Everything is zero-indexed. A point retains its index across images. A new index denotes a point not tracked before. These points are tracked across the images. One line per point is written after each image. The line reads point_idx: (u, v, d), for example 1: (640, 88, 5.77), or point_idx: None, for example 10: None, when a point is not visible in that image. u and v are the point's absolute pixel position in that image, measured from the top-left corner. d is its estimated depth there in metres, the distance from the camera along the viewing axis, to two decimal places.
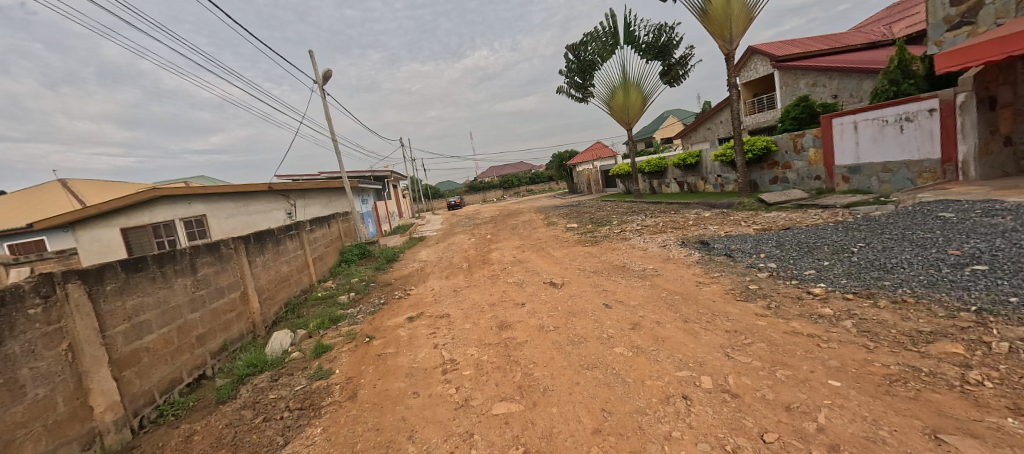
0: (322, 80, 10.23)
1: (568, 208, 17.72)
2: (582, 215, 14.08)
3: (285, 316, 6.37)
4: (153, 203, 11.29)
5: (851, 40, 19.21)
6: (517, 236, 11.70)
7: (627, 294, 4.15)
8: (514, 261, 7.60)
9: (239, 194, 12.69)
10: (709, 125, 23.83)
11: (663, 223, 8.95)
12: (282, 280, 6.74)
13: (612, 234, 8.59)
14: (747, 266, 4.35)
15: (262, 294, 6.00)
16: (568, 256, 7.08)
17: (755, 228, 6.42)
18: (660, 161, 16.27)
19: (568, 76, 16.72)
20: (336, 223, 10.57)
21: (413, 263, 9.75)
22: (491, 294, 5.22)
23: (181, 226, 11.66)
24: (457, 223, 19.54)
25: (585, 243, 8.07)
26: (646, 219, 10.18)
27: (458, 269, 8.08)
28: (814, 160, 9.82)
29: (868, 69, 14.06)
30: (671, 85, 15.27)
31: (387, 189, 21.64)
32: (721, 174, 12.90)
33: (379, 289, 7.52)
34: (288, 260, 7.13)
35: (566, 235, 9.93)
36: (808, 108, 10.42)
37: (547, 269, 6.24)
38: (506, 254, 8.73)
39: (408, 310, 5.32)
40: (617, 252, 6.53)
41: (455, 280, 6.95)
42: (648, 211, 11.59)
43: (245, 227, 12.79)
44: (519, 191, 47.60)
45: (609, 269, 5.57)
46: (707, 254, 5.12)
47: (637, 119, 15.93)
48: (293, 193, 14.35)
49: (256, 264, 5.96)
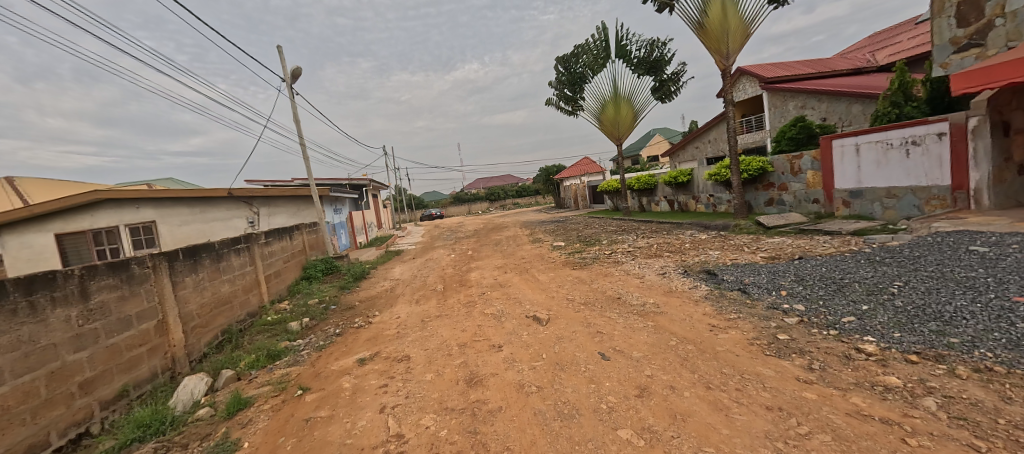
0: (292, 78, 9.38)
1: (555, 224, 17.07)
2: (570, 232, 13.39)
3: (219, 347, 5.33)
4: (95, 206, 10.14)
5: (837, 65, 19.45)
6: (500, 253, 10.93)
7: (627, 340, 3.37)
8: (494, 285, 6.78)
9: (196, 199, 11.51)
10: (697, 144, 23.88)
11: (657, 244, 8.32)
12: (222, 303, 5.73)
13: (602, 256, 7.88)
14: (768, 307, 3.64)
15: (189, 322, 4.95)
16: (555, 282, 6.30)
17: (762, 256, 5.77)
18: (650, 179, 15.84)
19: (557, 88, 16.30)
20: (301, 234, 9.57)
21: (384, 281, 8.80)
22: (463, 330, 4.37)
23: (126, 232, 10.48)
24: (439, 236, 18.65)
25: (574, 266, 7.33)
26: (638, 239, 9.55)
27: (431, 292, 7.20)
28: (812, 182, 9.41)
29: (857, 93, 14.05)
30: (662, 101, 14.95)
31: (366, 198, 20.67)
32: (713, 193, 12.47)
33: (338, 314, 6.55)
34: (232, 279, 6.12)
35: (553, 255, 9.18)
36: (805, 129, 10.06)
37: (530, 297, 5.43)
38: (486, 275, 7.91)
39: (362, 346, 4.41)
40: (609, 279, 5.79)
41: (426, 307, 6.07)
42: (639, 231, 11.00)
43: (201, 235, 11.55)
44: (505, 204, 47.05)
45: (602, 300, 4.80)
46: (717, 288, 4.41)
47: (627, 134, 15.52)
48: (259, 200, 13.17)
49: (184, 286, 4.95)
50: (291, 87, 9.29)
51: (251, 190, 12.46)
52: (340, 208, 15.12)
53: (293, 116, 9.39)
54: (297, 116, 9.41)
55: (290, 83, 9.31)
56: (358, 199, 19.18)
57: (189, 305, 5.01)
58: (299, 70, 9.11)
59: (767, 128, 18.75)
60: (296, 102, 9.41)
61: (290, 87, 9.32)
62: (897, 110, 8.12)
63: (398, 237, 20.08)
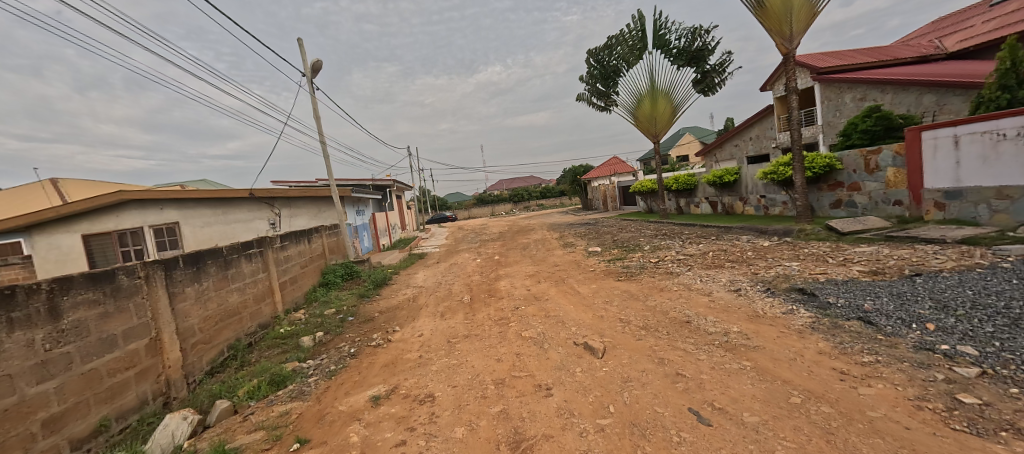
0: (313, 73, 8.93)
1: (585, 227, 16.13)
2: (603, 235, 12.44)
3: (223, 365, 4.78)
4: (120, 207, 10.04)
5: (899, 53, 17.58)
6: (529, 258, 10.15)
7: (723, 390, 2.49)
8: (528, 298, 5.97)
9: (218, 201, 11.31)
10: (736, 142, 22.32)
11: (712, 252, 7.33)
12: (228, 314, 5.19)
13: (649, 265, 6.93)
14: (916, 348, 2.64)
15: (189, 338, 4.39)
16: (600, 296, 5.41)
17: (860, 270, 4.71)
18: (690, 178, 14.67)
19: (589, 82, 15.39)
20: (321, 237, 9.11)
21: (406, 289, 8.15)
22: (499, 360, 3.59)
23: (150, 234, 10.36)
24: (463, 239, 18.04)
25: (619, 277, 6.40)
26: (686, 245, 8.51)
27: (457, 303, 6.48)
28: (894, 181, 8.13)
29: (930, 80, 12.46)
30: (704, 94, 13.80)
31: (390, 200, 20.38)
32: (765, 194, 11.32)
33: (355, 328, 5.91)
34: (242, 288, 5.59)
35: (591, 262, 8.28)
36: (883, 120, 8.76)
37: (576, 319, 4.58)
38: (517, 284, 7.15)
39: (378, 376, 3.71)
40: (668, 295, 4.87)
41: (451, 323, 5.35)
42: (683, 236, 9.96)
43: (223, 237, 11.36)
44: (528, 205, 46.23)
45: (669, 326, 3.89)
46: (823, 314, 3.41)
47: (664, 130, 14.43)
48: (280, 201, 12.89)
49: (184, 297, 4.39)
50: (311, 82, 8.85)
51: (274, 190, 12.20)
52: (363, 210, 14.73)
53: (313, 113, 8.93)
54: (317, 113, 8.96)
55: (310, 78, 8.87)
56: (382, 201, 18.85)
57: (191, 319, 4.45)
58: (319, 64, 8.65)
59: (820, 122, 17.27)
60: (317, 98, 8.95)
61: (310, 81, 8.87)
62: (1008, 95, 6.65)
63: (422, 239, 19.64)
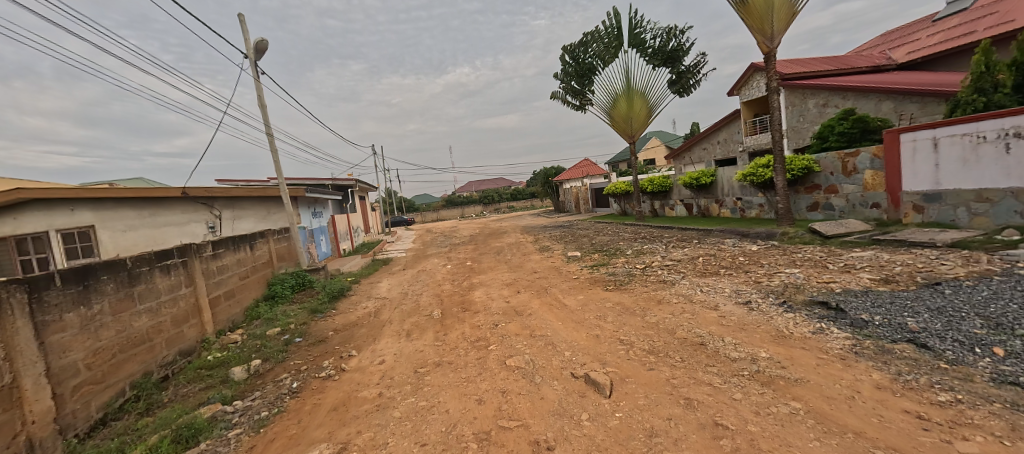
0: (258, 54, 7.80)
1: (561, 229, 15.63)
2: (581, 239, 11.91)
3: (122, 410, 3.69)
4: (20, 206, 8.21)
5: (854, 63, 18.46)
6: (505, 264, 9.41)
7: (785, 451, 1.88)
8: (508, 313, 5.24)
9: (145, 201, 9.82)
10: (705, 145, 22.69)
11: (701, 257, 6.94)
12: (134, 343, 4.07)
13: (637, 272, 6.40)
14: (997, 382, 2.17)
15: (69, 380, 3.27)
16: (591, 309, 4.79)
17: (870, 278, 4.35)
18: (665, 180, 14.49)
19: (563, 80, 14.90)
20: (267, 242, 7.94)
21: (367, 302, 7.20)
22: (480, 401, 2.86)
23: (58, 240, 8.65)
24: (433, 242, 17.03)
25: (606, 285, 5.82)
26: (671, 250, 8.11)
27: (426, 319, 5.65)
28: (871, 184, 8.14)
29: (889, 88, 12.94)
30: (680, 95, 13.68)
31: (352, 201, 18.99)
32: (742, 196, 11.28)
33: (302, 352, 4.94)
34: (154, 309, 4.47)
35: (572, 269, 7.68)
36: (860, 123, 8.89)
37: (568, 340, 3.91)
38: (494, 296, 6.40)
39: (323, 428, 2.84)
40: (668, 310, 4.32)
41: (420, 345, 4.54)
42: (665, 239, 9.61)
43: (152, 242, 9.90)
44: (500, 207, 45.48)
45: (680, 351, 3.31)
46: (862, 335, 3.03)
47: (640, 131, 14.19)
48: (220, 202, 11.44)
49: (62, 327, 3.29)
50: (255, 65, 7.72)
51: (214, 189, 10.74)
52: (320, 211, 13.42)
53: (258, 100, 7.78)
54: (262, 100, 7.82)
55: (254, 60, 7.73)
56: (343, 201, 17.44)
57: (73, 353, 3.35)
58: (264, 45, 7.54)
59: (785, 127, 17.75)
60: (262, 83, 7.82)
61: (254, 64, 7.74)
62: (983, 98, 6.73)
63: (387, 243, 18.43)
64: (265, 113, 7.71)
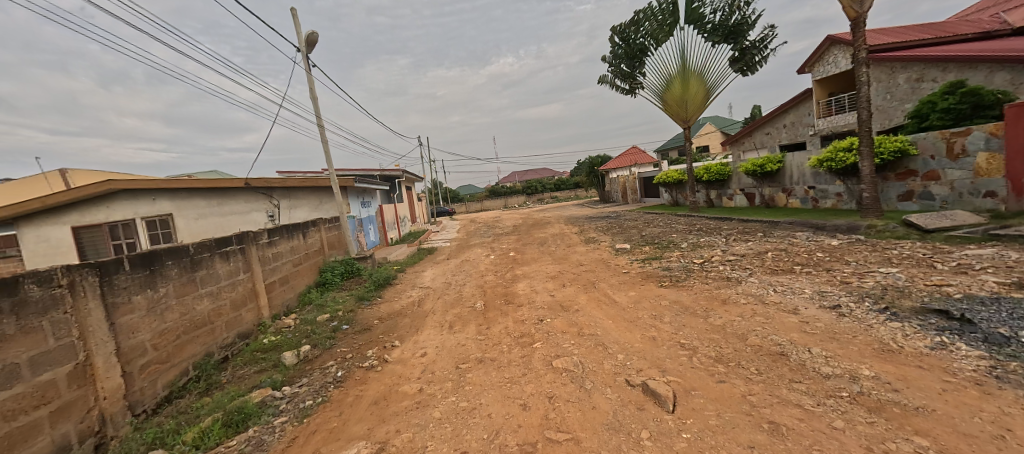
0: (310, 47, 8.01)
1: (606, 220, 14.99)
2: (629, 231, 11.28)
3: (185, 389, 3.93)
4: (113, 196, 9.41)
5: (960, 28, 15.72)
6: (549, 256, 9.11)
7: None
8: (553, 308, 4.96)
9: (214, 191, 10.60)
10: (768, 129, 20.63)
11: (769, 252, 6.25)
12: (196, 325, 4.33)
13: (695, 268, 5.84)
14: None
15: (137, 359, 3.52)
16: (645, 308, 4.38)
17: (1001, 282, 3.54)
18: (723, 168, 13.34)
19: (612, 63, 14.10)
20: (319, 231, 8.26)
21: (412, 291, 7.25)
22: (525, 407, 2.63)
23: (142, 226, 9.70)
24: (476, 232, 17.08)
25: (660, 281, 5.35)
26: (732, 243, 7.39)
27: (469, 311, 5.53)
28: (987, 169, 6.81)
29: (1010, 54, 10.83)
30: (743, 73, 12.42)
31: (399, 191, 19.54)
32: (814, 185, 10.14)
33: (349, 340, 5.01)
34: (215, 293, 4.72)
35: (621, 262, 7.22)
36: (971, 96, 7.45)
37: (620, 341, 3.56)
38: (538, 289, 6.15)
39: (363, 423, 2.76)
40: (737, 312, 3.81)
41: (461, 339, 4.41)
42: (723, 232, 8.79)
43: (219, 229, 10.68)
44: (542, 198, 44.96)
45: (756, 362, 2.85)
46: (1000, 353, 2.45)
47: (696, 115, 13.12)
48: (279, 192, 12.07)
49: (130, 309, 3.53)
50: (307, 58, 7.94)
51: (273, 180, 11.39)
52: (369, 201, 13.88)
53: (309, 93, 8.02)
54: (313, 93, 8.05)
55: (306, 54, 7.95)
56: (390, 192, 17.96)
57: (141, 334, 3.60)
58: (315, 38, 7.71)
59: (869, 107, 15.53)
60: (313, 76, 8.04)
61: (306, 57, 7.96)
62: None
63: (431, 232, 18.79)
64: (316, 106, 7.94)
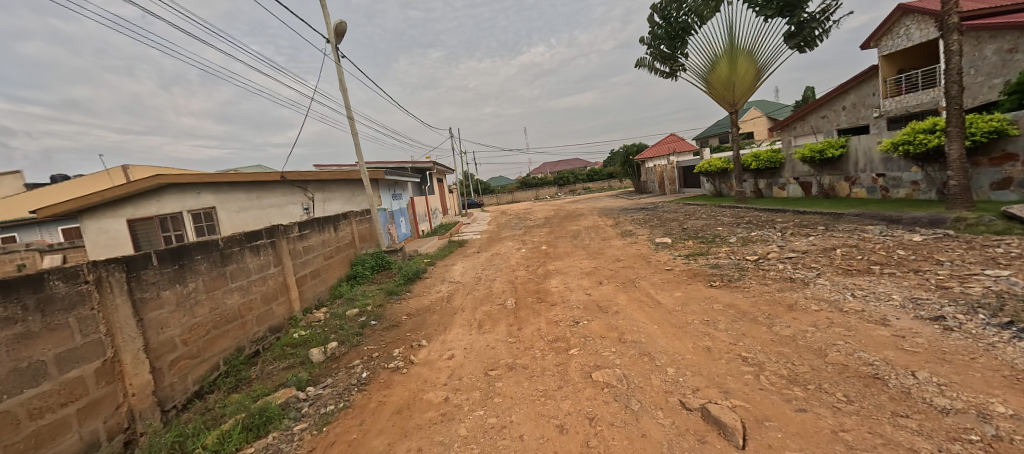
0: (339, 38, 7.92)
1: (642, 212, 14.27)
2: (669, 223, 10.57)
3: (215, 384, 3.95)
4: (162, 191, 9.91)
5: None
6: (583, 250, 8.67)
7: None
8: (590, 309, 4.58)
9: (253, 184, 10.92)
10: (824, 112, 18.78)
11: (837, 249, 5.51)
12: (226, 320, 4.35)
13: (749, 265, 5.23)
14: None
15: (167, 355, 3.54)
16: (695, 312, 3.90)
17: None
18: (774, 154, 12.22)
19: (651, 45, 13.15)
20: (350, 224, 8.27)
21: (441, 286, 7.08)
22: (562, 429, 2.29)
23: (189, 219, 10.18)
24: (506, 224, 16.80)
25: (710, 281, 4.81)
26: (789, 238, 6.64)
27: (499, 309, 5.26)
28: None
29: None
30: (800, 49, 11.21)
31: (430, 184, 19.60)
32: (884, 172, 9.02)
33: (376, 337, 4.89)
34: (245, 287, 4.73)
35: (662, 258, 6.70)
36: None
37: (668, 351, 3.13)
38: (573, 286, 5.78)
39: (384, 436, 2.55)
40: (808, 320, 3.27)
41: (490, 341, 4.13)
42: (778, 225, 7.98)
43: (258, 222, 11.03)
44: (574, 189, 44.03)
45: (844, 386, 2.35)
46: None
47: (744, 97, 12.05)
48: (313, 185, 12.22)
49: (159, 304, 3.55)
50: (336, 49, 7.85)
51: (307, 174, 11.57)
52: (400, 194, 13.93)
53: (339, 84, 7.95)
54: (343, 85, 7.97)
55: (335, 45, 7.87)
56: (421, 184, 17.98)
57: (170, 329, 3.62)
58: (343, 28, 7.60)
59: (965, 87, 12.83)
60: (343, 67, 7.96)
61: (335, 48, 7.88)
62: None
63: (462, 224, 18.72)
64: (345, 97, 7.87)
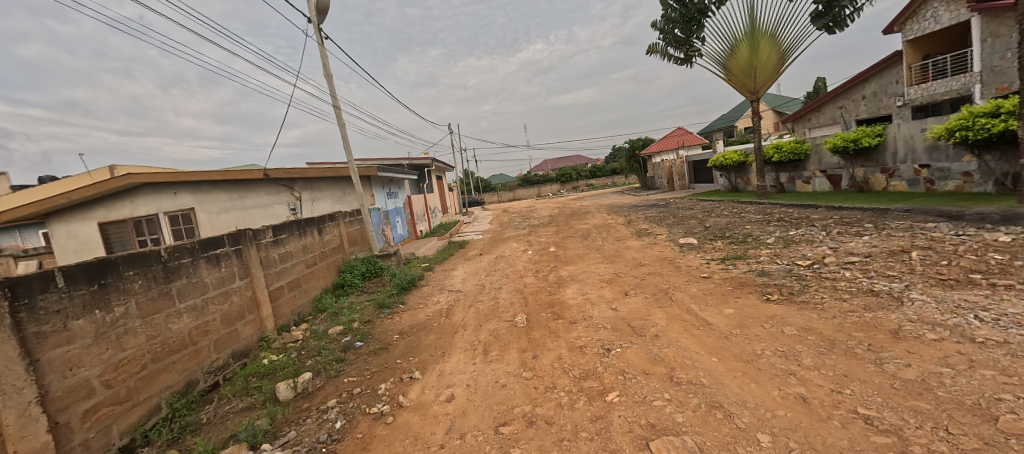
0: (322, 17, 7.07)
1: (655, 209, 13.42)
2: (687, 222, 9.72)
3: (152, 434, 3.13)
4: (135, 191, 9.06)
5: None
6: (598, 252, 7.84)
7: None
8: (620, 330, 3.74)
9: (235, 184, 10.08)
10: (842, 102, 17.85)
11: (908, 251, 4.64)
12: (171, 350, 3.53)
13: (806, 273, 4.38)
14: None
15: (80, 404, 2.71)
16: (763, 340, 3.03)
17: None
18: (798, 145, 11.35)
19: (664, 30, 12.23)
20: (339, 226, 7.44)
21: (439, 296, 6.24)
22: None
23: (166, 221, 9.34)
24: (509, 224, 15.92)
25: (765, 294, 3.94)
26: (837, 238, 5.80)
27: (508, 327, 4.43)
28: None
29: None
30: (829, 31, 10.30)
31: (430, 181, 18.76)
32: (929, 163, 8.14)
33: (360, 365, 4.04)
34: (198, 307, 3.90)
35: (693, 262, 5.86)
36: None
37: (748, 403, 2.27)
38: (593, 297, 4.96)
39: None
40: (935, 358, 2.39)
41: (499, 375, 3.28)
42: (817, 223, 7.13)
43: (241, 224, 10.19)
44: (578, 186, 43.12)
45: None
46: None
47: (767, 84, 11.17)
48: (300, 184, 11.37)
49: (67, 339, 2.72)
50: (318, 30, 7.00)
51: (292, 171, 10.67)
52: (396, 192, 13.10)
53: (323, 70, 7.08)
54: (327, 70, 7.10)
55: (318, 25, 7.02)
56: (419, 181, 17.14)
57: (85, 369, 2.79)
58: (325, 6, 6.74)
59: None
60: (326, 50, 7.10)
61: (317, 29, 7.02)
62: None
63: (463, 224, 17.83)
64: (329, 84, 7.03)
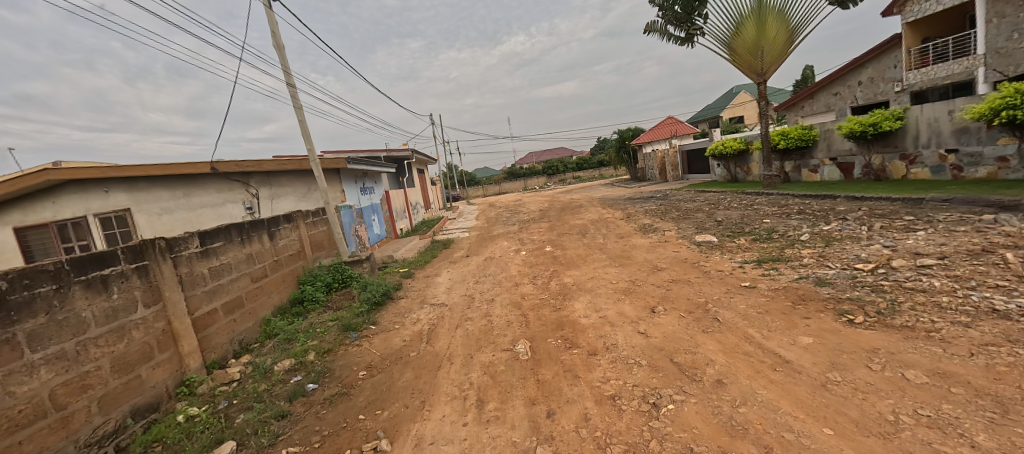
0: None
1: (655, 202, 12.55)
2: (694, 215, 8.89)
3: None
4: (58, 189, 7.52)
5: None
6: (602, 252, 6.87)
7: None
8: (662, 369, 2.76)
9: (179, 180, 8.69)
10: (837, 89, 17.35)
11: (993, 250, 3.80)
12: (13, 425, 2.35)
13: (882, 283, 3.47)
14: None
15: None
16: (886, 396, 2.08)
17: None
18: (806, 132, 10.63)
19: (663, 7, 11.27)
20: (298, 229, 6.24)
21: (419, 312, 5.17)
22: None
23: (96, 225, 7.86)
24: (496, 219, 14.81)
25: (844, 314, 3.02)
26: (885, 234, 4.97)
27: (506, 360, 3.41)
28: None
29: None
30: (841, 6, 9.53)
31: (411, 175, 17.49)
32: (958, 146, 7.45)
33: (307, 424, 2.94)
34: (65, 355, 2.72)
35: (722, 265, 4.94)
36: None
37: None
38: (611, 314, 3.98)
39: None
40: None
41: (502, 450, 2.25)
42: (847, 215, 6.33)
43: (188, 227, 8.83)
44: (565, 178, 42.27)
45: None
46: None
47: (773, 66, 10.38)
48: (257, 179, 10.03)
49: None
50: None
51: (247, 164, 9.34)
52: (371, 188, 11.82)
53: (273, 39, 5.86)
54: (276, 40, 5.87)
55: None
56: (398, 175, 15.84)
57: None
58: None
59: None
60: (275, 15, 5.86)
61: None
62: None
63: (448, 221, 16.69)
64: (280, 56, 5.81)
